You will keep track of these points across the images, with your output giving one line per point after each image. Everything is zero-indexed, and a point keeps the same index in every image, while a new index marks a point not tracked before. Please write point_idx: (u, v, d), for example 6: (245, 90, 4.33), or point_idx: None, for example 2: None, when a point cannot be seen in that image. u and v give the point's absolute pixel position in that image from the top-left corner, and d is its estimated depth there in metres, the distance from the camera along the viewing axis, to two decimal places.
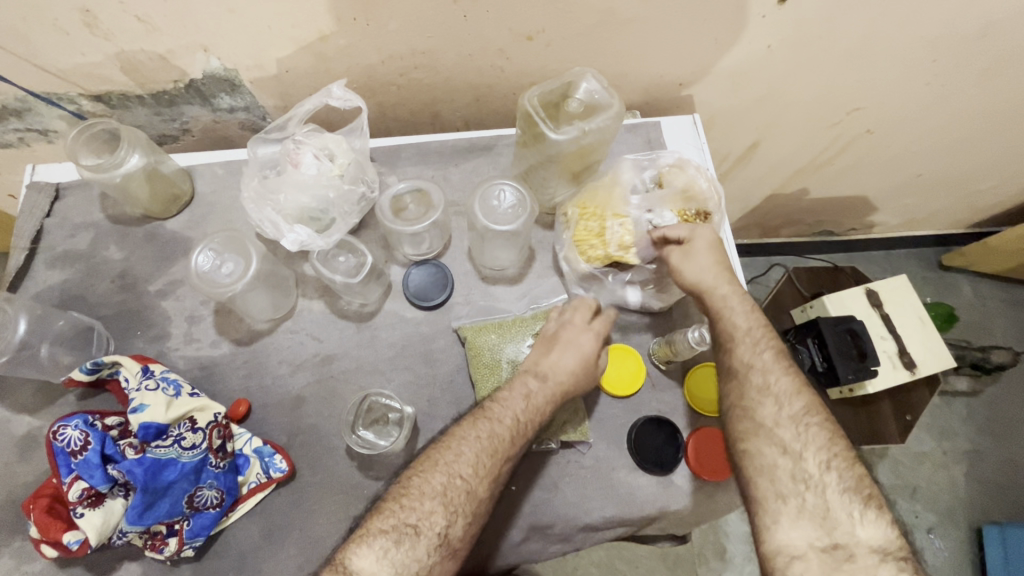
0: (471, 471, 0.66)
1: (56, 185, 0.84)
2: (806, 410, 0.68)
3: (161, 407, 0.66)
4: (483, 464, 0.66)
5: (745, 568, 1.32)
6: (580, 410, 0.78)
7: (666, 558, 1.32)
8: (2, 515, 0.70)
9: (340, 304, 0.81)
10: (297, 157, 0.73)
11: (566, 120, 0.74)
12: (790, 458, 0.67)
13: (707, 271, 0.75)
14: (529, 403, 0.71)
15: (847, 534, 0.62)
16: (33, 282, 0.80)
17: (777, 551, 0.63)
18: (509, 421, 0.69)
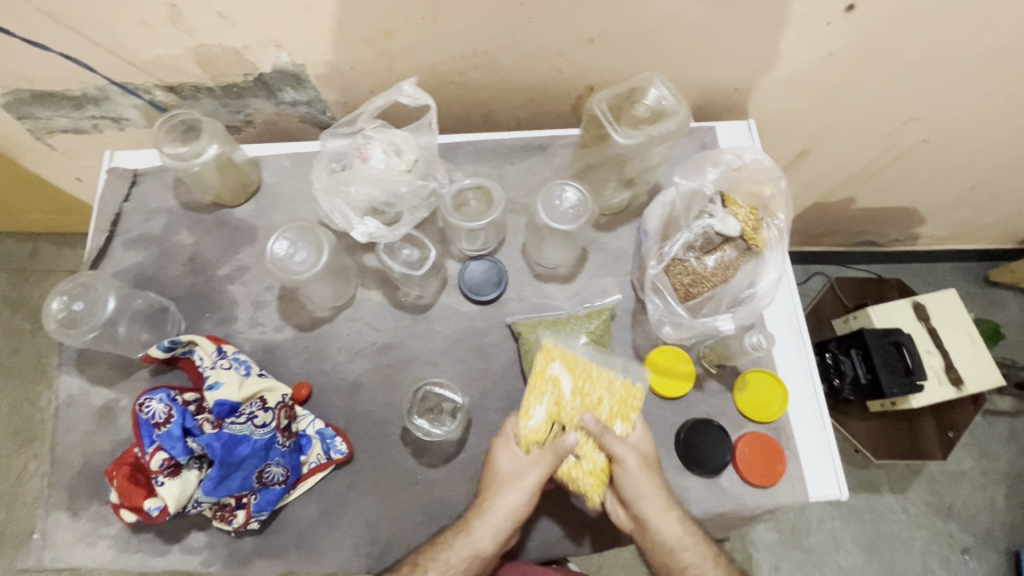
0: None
1: (134, 170, 0.88)
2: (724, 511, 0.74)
3: (234, 386, 0.69)
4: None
5: None
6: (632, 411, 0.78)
7: None
8: (82, 480, 0.75)
9: (397, 295, 0.84)
10: (366, 152, 0.75)
11: (630, 123, 0.75)
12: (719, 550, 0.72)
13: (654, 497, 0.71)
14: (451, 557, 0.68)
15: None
16: (111, 262, 0.85)
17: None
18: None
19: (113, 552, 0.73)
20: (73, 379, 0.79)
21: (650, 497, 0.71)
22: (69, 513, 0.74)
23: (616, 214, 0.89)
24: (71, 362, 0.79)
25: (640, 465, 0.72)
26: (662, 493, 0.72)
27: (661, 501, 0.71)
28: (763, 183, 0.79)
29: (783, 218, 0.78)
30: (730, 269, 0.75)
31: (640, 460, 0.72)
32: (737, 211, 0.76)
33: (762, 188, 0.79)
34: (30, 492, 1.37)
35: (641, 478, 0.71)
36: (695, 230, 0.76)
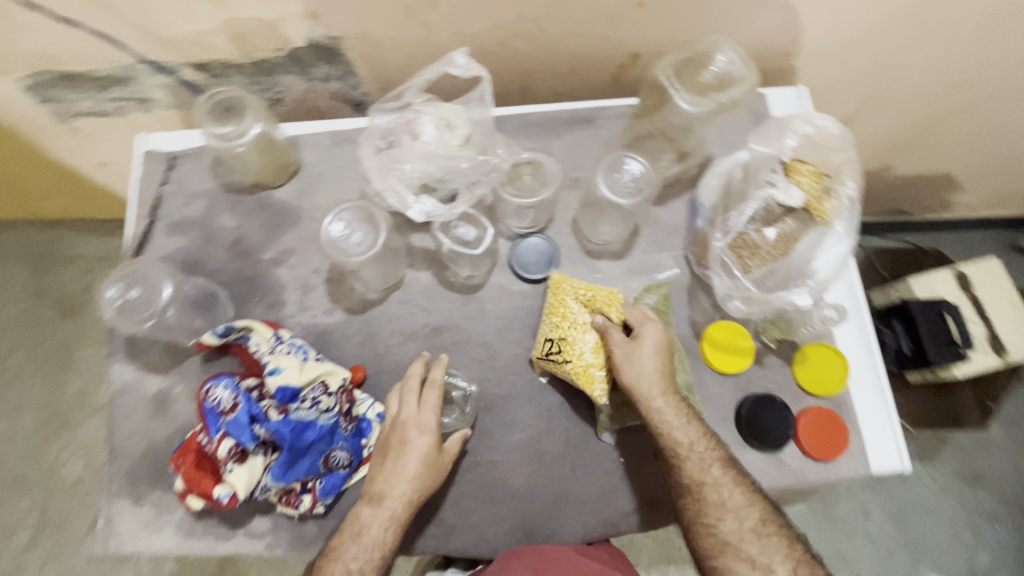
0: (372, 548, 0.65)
1: (171, 153, 0.85)
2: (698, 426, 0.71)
3: (296, 370, 0.68)
4: (384, 540, 0.66)
5: None
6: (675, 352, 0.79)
7: None
8: (142, 468, 0.75)
9: (446, 275, 0.82)
10: (417, 128, 0.72)
11: (697, 90, 0.71)
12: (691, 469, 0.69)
13: (648, 380, 0.69)
14: (398, 475, 0.67)
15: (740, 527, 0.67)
16: (154, 248, 0.83)
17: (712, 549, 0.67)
18: (395, 508, 0.67)
19: (179, 537, 0.73)
20: (125, 367, 0.78)
21: (642, 388, 0.70)
22: (131, 501, 0.74)
23: (668, 186, 0.86)
24: (122, 350, 0.78)
25: (642, 353, 0.70)
26: (661, 379, 0.70)
27: (655, 392, 0.69)
28: (832, 153, 0.76)
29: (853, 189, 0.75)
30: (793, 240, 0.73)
31: (639, 350, 0.71)
32: (802, 180, 0.73)
33: (832, 157, 0.76)
34: (66, 477, 1.38)
35: (637, 369, 0.70)
36: (757, 200, 0.74)
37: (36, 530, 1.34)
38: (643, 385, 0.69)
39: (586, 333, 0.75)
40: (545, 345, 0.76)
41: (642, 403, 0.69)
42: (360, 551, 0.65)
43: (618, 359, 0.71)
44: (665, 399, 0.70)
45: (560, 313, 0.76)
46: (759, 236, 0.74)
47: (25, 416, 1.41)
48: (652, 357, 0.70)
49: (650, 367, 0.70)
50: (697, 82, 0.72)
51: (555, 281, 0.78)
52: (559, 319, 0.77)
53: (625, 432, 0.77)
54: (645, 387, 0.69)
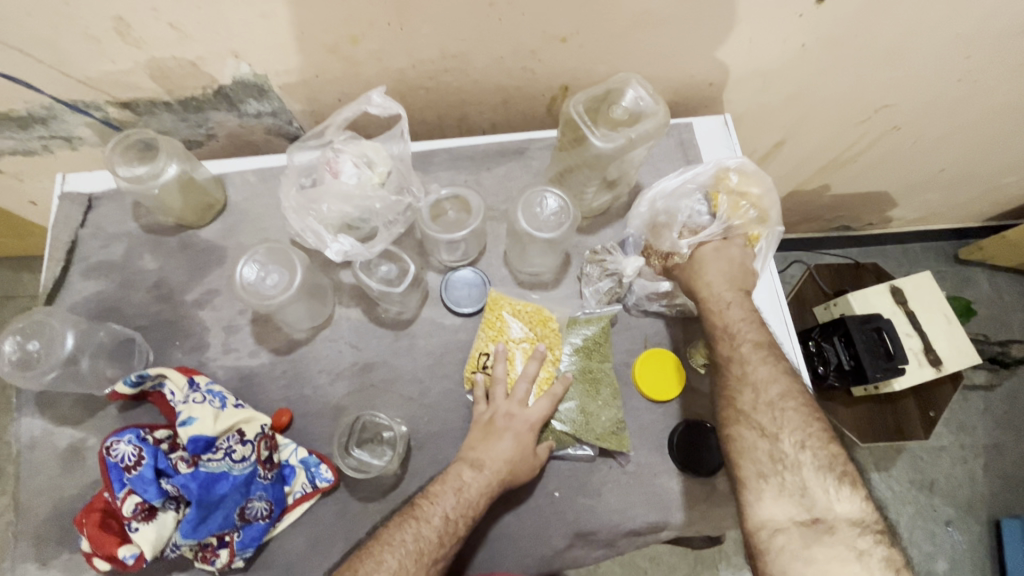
0: (418, 550, 0.64)
1: (89, 194, 0.83)
2: (784, 396, 0.69)
3: (210, 419, 0.66)
4: (425, 542, 0.65)
5: None
6: (617, 394, 0.78)
7: (687, 554, 1.29)
8: (50, 528, 0.71)
9: (376, 311, 0.81)
10: (337, 166, 0.72)
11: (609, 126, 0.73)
12: (770, 440, 0.68)
13: (716, 277, 0.77)
14: (461, 498, 0.68)
15: (825, 509, 0.63)
16: (69, 293, 0.80)
17: (763, 528, 0.65)
18: (444, 515, 0.66)
19: None
20: (34, 421, 0.74)
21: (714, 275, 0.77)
22: (38, 564, 0.70)
23: (598, 216, 0.88)
24: (31, 402, 0.75)
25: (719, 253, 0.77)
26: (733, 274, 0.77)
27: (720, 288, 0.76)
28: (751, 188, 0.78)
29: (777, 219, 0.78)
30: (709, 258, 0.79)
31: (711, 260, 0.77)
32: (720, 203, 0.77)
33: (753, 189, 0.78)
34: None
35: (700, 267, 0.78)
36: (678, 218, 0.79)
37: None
38: (706, 273, 0.77)
39: (518, 357, 0.78)
40: (480, 358, 0.78)
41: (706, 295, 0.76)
42: (396, 562, 0.63)
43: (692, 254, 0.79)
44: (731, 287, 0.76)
45: (488, 330, 0.79)
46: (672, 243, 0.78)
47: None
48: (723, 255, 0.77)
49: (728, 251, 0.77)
50: (609, 118, 0.73)
51: (493, 299, 0.80)
52: (486, 333, 0.79)
53: (558, 464, 0.76)
54: (715, 268, 0.77)
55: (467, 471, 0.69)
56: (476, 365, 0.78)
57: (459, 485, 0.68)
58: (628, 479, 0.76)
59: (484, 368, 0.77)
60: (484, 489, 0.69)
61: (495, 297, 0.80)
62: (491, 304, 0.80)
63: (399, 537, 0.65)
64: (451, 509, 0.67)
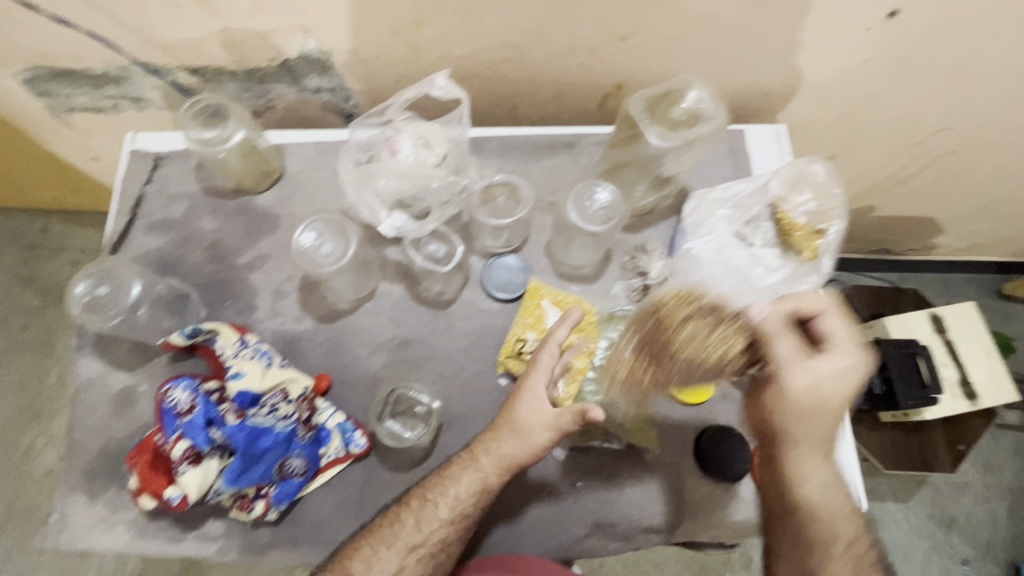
0: (412, 542, 0.68)
1: (156, 154, 0.87)
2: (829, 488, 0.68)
3: (257, 376, 0.69)
4: (422, 534, 0.68)
5: None
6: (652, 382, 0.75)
7: (694, 562, 1.29)
8: (100, 464, 0.75)
9: (417, 289, 0.83)
10: (396, 145, 0.73)
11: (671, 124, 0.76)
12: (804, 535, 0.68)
13: (824, 427, 0.66)
14: (467, 489, 0.69)
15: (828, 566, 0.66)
16: (131, 246, 0.84)
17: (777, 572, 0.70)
18: (447, 508, 0.69)
19: (130, 536, 0.73)
20: (92, 362, 0.79)
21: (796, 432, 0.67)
22: (86, 497, 0.74)
23: (643, 215, 0.88)
24: (91, 346, 0.79)
25: (839, 365, 0.65)
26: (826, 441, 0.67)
27: (813, 447, 0.68)
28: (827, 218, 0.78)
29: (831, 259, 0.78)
30: (762, 265, 0.77)
31: (821, 395, 0.65)
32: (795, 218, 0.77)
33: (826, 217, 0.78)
34: (38, 467, 1.41)
35: (796, 407, 0.66)
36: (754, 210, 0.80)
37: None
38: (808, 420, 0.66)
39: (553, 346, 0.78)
40: (517, 344, 0.78)
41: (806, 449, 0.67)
42: (393, 555, 0.67)
43: (795, 390, 0.66)
44: (818, 460, 0.68)
45: (527, 316, 0.80)
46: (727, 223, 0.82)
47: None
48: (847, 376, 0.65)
49: (847, 387, 0.65)
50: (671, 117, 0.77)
51: (532, 288, 0.81)
52: (527, 319, 0.80)
53: (583, 455, 0.78)
54: (811, 421, 0.66)
55: (483, 450, 0.71)
56: (512, 350, 0.78)
57: (468, 475, 0.70)
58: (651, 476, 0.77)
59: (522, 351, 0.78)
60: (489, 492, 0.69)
61: (536, 284, 0.81)
62: (531, 292, 0.81)
63: (399, 527, 0.68)
64: (458, 497, 0.69)
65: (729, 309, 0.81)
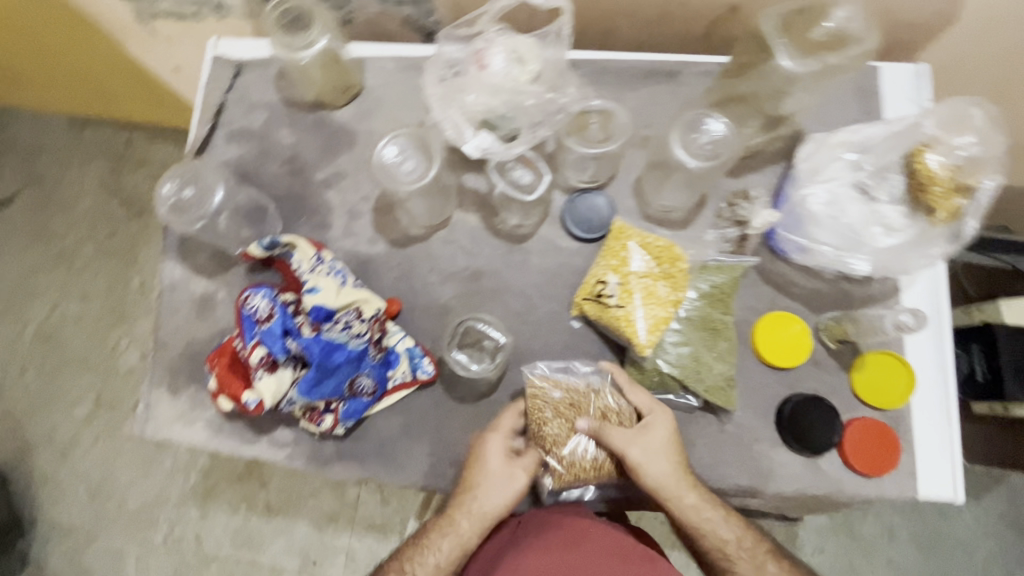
0: None
1: (239, 61, 0.85)
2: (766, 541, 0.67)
3: (332, 292, 0.68)
4: None
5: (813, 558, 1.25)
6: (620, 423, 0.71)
7: None
8: (182, 362, 0.78)
9: (494, 221, 0.80)
10: (485, 58, 0.67)
11: (807, 47, 0.67)
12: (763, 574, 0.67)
13: (648, 456, 0.66)
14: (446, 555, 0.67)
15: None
16: (212, 154, 0.84)
17: None
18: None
19: (208, 433, 0.76)
20: (175, 266, 0.80)
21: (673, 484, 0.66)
22: (170, 392, 0.78)
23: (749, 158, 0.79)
24: (174, 250, 0.81)
25: (665, 471, 0.66)
26: (679, 474, 0.66)
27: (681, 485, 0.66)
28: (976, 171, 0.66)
29: (975, 221, 0.68)
30: (882, 224, 0.69)
31: (651, 446, 0.66)
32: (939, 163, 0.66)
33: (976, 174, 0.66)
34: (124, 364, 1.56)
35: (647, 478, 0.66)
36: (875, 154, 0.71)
37: (91, 408, 1.54)
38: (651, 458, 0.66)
39: (633, 296, 0.70)
40: (596, 286, 0.73)
41: (643, 472, 0.66)
42: None
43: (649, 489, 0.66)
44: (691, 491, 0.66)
45: (609, 258, 0.73)
46: (853, 164, 0.71)
47: (90, 303, 1.60)
48: (660, 453, 0.66)
49: (693, 502, 0.66)
50: (807, 39, 0.66)
51: (618, 228, 0.74)
52: (608, 261, 0.73)
53: None
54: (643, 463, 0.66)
55: (463, 513, 0.67)
56: (589, 292, 0.73)
57: (447, 541, 0.66)
58: (724, 436, 0.73)
59: (602, 292, 0.72)
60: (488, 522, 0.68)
61: (620, 224, 0.74)
62: (615, 232, 0.74)
63: None
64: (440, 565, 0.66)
65: (845, 265, 0.72)
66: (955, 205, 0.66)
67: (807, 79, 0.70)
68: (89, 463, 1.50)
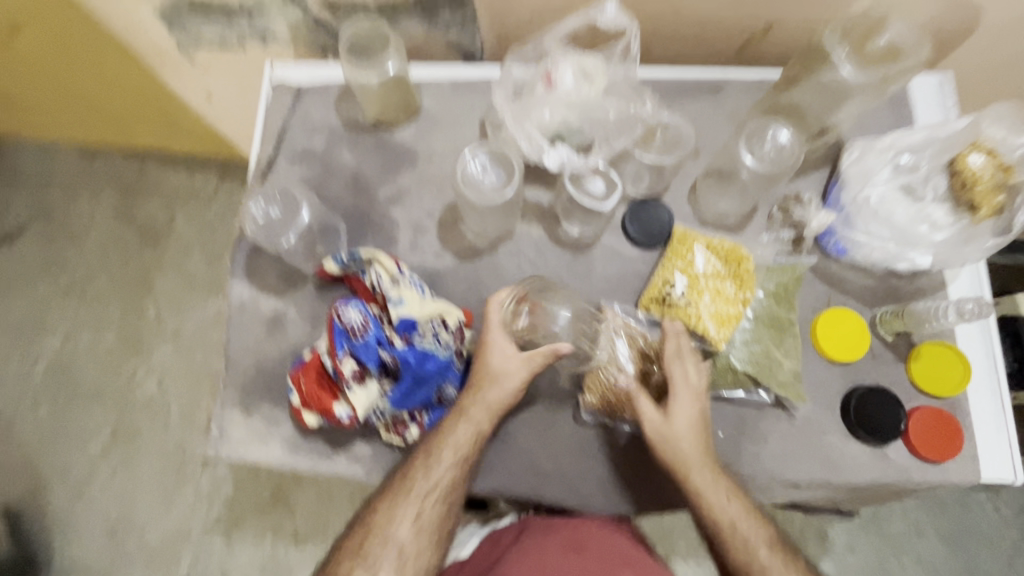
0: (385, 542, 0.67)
1: (299, 85, 0.87)
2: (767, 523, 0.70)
3: (416, 303, 0.70)
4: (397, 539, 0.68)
5: (847, 557, 1.27)
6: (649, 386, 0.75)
7: None
8: (254, 381, 0.78)
9: (556, 231, 0.82)
10: (554, 77, 0.72)
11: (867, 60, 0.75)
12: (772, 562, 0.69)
13: (683, 440, 0.69)
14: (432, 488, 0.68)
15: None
16: (275, 176, 0.85)
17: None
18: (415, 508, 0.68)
19: (285, 452, 0.76)
20: (243, 286, 0.81)
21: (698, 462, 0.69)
22: (243, 412, 0.78)
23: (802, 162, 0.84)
24: (242, 270, 0.82)
25: (687, 434, 0.70)
26: (696, 449, 0.69)
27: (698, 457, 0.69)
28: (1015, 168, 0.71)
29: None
30: (929, 221, 0.74)
31: (675, 422, 0.70)
32: (982, 162, 0.71)
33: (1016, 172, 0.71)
34: (140, 395, 1.53)
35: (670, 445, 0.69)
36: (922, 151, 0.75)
37: (108, 441, 1.50)
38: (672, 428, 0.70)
39: (704, 297, 0.73)
40: (664, 288, 0.76)
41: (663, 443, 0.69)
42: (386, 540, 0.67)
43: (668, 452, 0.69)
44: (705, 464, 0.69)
45: (676, 261, 0.76)
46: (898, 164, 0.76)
47: (104, 333, 1.58)
48: (688, 422, 0.70)
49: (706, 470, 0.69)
50: (866, 52, 0.75)
51: (681, 233, 0.77)
52: (675, 263, 0.76)
53: (725, 405, 0.76)
54: (671, 426, 0.70)
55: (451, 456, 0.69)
56: (657, 293, 0.76)
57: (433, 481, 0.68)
58: (794, 429, 0.75)
59: (670, 294, 0.75)
60: (433, 510, 0.68)
61: (682, 229, 0.78)
62: (678, 237, 0.77)
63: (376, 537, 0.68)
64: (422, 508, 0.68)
65: (896, 260, 0.76)
66: (996, 202, 0.71)
67: (866, 88, 0.78)
68: (106, 498, 1.46)
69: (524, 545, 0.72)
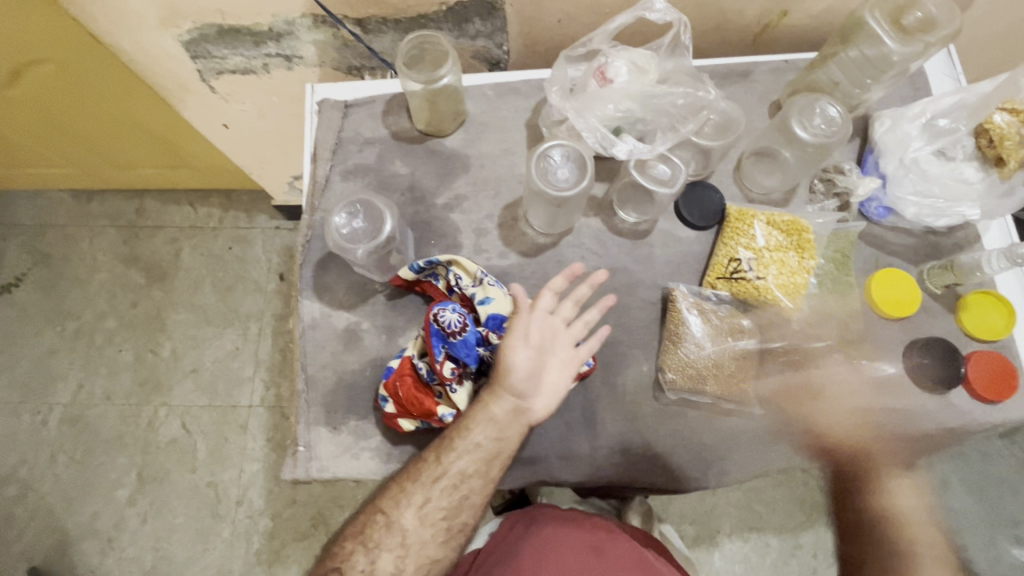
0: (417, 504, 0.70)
1: (345, 102, 0.89)
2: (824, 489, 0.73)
3: (504, 300, 0.74)
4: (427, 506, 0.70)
5: None
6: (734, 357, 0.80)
7: (804, 504, 1.33)
8: (336, 396, 0.78)
9: (614, 221, 0.85)
10: (608, 72, 0.74)
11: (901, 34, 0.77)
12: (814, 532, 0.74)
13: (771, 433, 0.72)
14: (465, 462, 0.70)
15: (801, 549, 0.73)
16: (331, 192, 0.86)
17: None
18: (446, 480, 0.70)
19: (377, 462, 0.77)
20: (313, 303, 0.82)
21: None
22: (329, 428, 0.78)
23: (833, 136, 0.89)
24: (310, 287, 0.82)
25: None
26: None
27: None
28: None
29: None
30: (960, 178, 0.79)
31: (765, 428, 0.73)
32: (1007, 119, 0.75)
33: None
34: (164, 436, 1.49)
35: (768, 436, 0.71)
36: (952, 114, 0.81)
37: (135, 487, 1.45)
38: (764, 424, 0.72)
39: (768, 269, 0.78)
40: (728, 265, 0.80)
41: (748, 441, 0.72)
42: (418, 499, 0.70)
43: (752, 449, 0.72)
44: None
45: (737, 238, 0.81)
46: (928, 127, 0.81)
47: (121, 376, 1.54)
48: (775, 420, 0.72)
49: None
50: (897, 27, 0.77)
51: (738, 211, 0.81)
52: (735, 241, 0.81)
53: (796, 370, 0.80)
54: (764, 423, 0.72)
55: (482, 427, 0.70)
56: (722, 270, 0.80)
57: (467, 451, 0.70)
58: (864, 385, 0.79)
59: (736, 271, 0.80)
60: (448, 492, 0.70)
61: (737, 207, 0.82)
62: (734, 214, 0.82)
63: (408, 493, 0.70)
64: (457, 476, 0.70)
65: (932, 219, 0.81)
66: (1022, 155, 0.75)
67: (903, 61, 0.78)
68: (139, 546, 1.41)
69: (545, 537, 0.75)
